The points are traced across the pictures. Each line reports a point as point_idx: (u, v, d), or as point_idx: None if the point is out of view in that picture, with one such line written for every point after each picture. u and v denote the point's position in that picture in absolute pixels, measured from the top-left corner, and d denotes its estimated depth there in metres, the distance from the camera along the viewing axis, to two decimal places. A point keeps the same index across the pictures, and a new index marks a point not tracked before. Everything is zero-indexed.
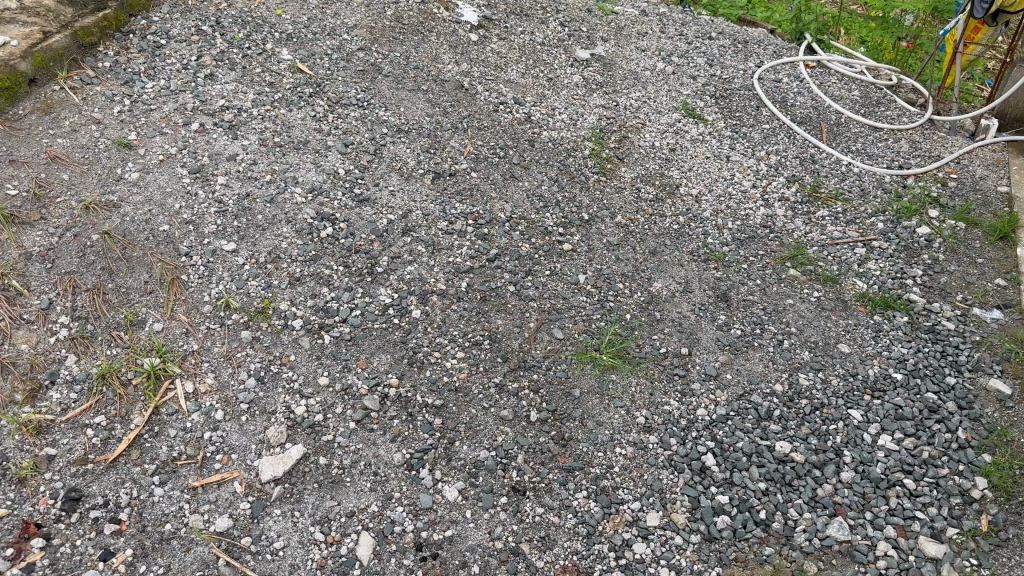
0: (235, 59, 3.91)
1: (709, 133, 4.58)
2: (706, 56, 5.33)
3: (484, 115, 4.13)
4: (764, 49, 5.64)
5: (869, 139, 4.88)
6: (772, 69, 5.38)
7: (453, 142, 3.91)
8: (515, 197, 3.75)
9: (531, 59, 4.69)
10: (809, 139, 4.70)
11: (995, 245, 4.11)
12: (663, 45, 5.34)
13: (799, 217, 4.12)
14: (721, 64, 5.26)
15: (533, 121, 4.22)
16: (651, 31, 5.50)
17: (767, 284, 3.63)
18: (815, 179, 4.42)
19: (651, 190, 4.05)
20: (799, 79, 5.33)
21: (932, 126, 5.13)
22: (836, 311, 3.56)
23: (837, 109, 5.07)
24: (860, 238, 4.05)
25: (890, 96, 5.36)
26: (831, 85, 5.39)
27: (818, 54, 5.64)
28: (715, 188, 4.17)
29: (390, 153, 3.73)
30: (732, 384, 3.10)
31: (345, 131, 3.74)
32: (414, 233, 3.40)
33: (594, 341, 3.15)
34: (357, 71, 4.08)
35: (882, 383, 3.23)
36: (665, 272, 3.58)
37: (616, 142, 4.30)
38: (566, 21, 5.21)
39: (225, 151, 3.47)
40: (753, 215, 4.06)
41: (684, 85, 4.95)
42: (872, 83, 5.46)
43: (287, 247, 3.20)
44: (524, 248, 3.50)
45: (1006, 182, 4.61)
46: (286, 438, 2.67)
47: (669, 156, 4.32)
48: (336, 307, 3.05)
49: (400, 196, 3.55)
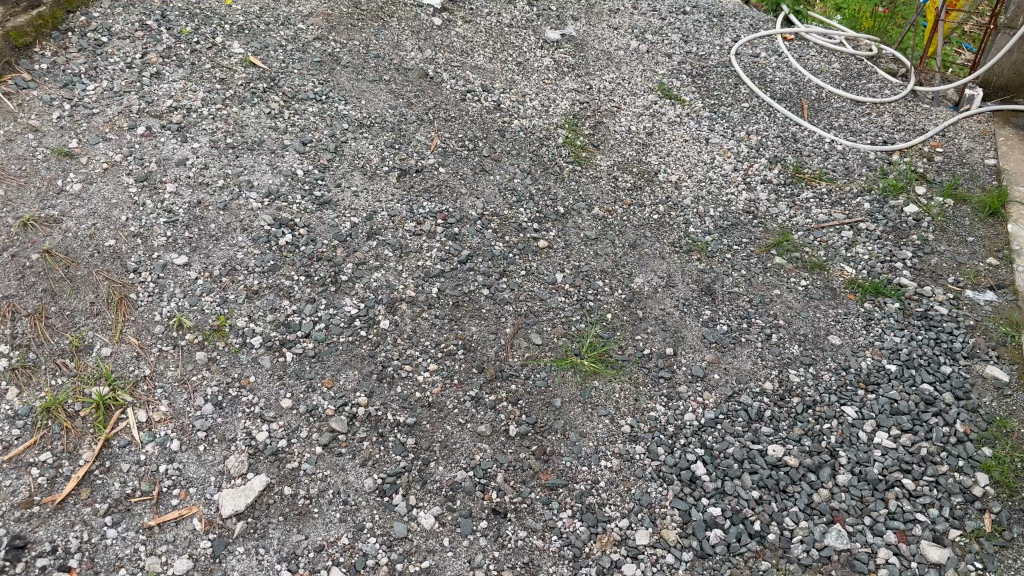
0: (183, 55, 3.68)
1: (687, 114, 4.40)
2: (680, 32, 5.14)
3: (451, 104, 3.93)
4: (740, 22, 5.47)
5: (851, 114, 4.73)
6: (748, 44, 5.19)
7: (419, 136, 3.71)
8: (486, 192, 3.57)
9: (498, 42, 4.48)
10: (791, 116, 4.53)
11: (985, 222, 3.99)
12: (636, 22, 5.14)
13: (783, 200, 3.96)
14: (696, 40, 5.07)
15: (503, 110, 4.03)
16: (623, 7, 5.29)
17: (752, 274, 3.48)
18: (798, 158, 4.27)
19: (628, 179, 3.88)
20: (777, 54, 5.14)
21: (916, 98, 4.99)
22: (825, 300, 3.41)
23: (817, 83, 4.90)
24: (846, 220, 3.90)
25: (871, 68, 5.21)
26: (810, 58, 5.21)
27: (795, 27, 5.45)
28: (694, 174, 4.01)
29: (352, 150, 3.52)
30: (720, 385, 2.95)
31: (302, 128, 3.52)
32: (380, 236, 3.20)
33: (575, 345, 2.99)
34: (314, 62, 3.85)
35: (875, 376, 3.09)
36: (647, 266, 3.42)
37: (590, 128, 4.12)
38: (534, 0, 4.98)
39: (174, 156, 3.25)
40: (735, 201, 3.91)
41: (659, 64, 4.76)
42: (852, 54, 5.30)
43: (244, 257, 3.00)
44: (498, 248, 3.32)
45: (993, 155, 4.48)
46: (247, 467, 2.49)
47: (646, 141, 4.15)
48: (298, 321, 2.86)
49: (365, 196, 3.35)
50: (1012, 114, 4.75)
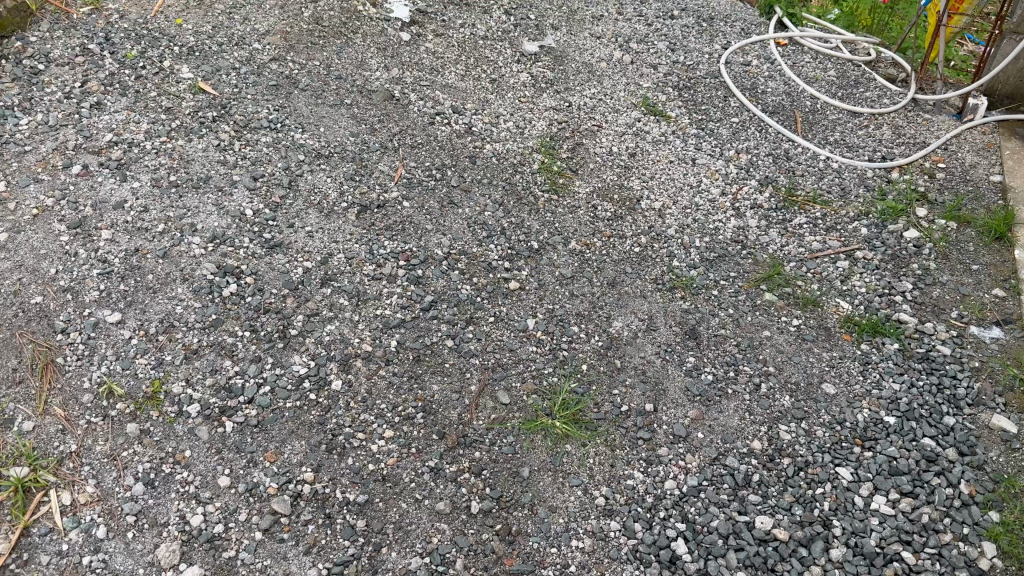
0: (126, 82, 3.42)
1: (672, 132, 4.15)
2: (667, 39, 4.86)
3: (418, 129, 3.67)
4: (731, 26, 5.20)
5: (848, 127, 4.47)
6: (739, 51, 4.91)
7: (382, 166, 3.45)
8: (454, 227, 3.31)
9: (471, 57, 4.21)
10: (783, 132, 4.26)
11: (990, 247, 3.74)
12: (620, 30, 4.86)
13: (774, 227, 3.71)
14: (683, 48, 4.80)
15: (474, 133, 3.77)
16: (607, 13, 5.01)
17: (740, 314, 3.23)
18: (791, 179, 4.02)
19: (609, 207, 3.64)
20: (769, 61, 4.87)
21: (916, 107, 4.73)
22: (818, 341, 3.17)
23: (812, 93, 4.63)
24: (841, 249, 3.65)
25: (869, 75, 4.94)
26: (804, 65, 4.94)
27: (790, 30, 5.17)
28: (679, 200, 3.77)
29: (308, 185, 3.26)
30: (705, 446, 2.71)
31: (254, 161, 3.27)
32: (335, 282, 2.95)
33: (546, 403, 2.74)
34: (270, 86, 3.59)
35: (872, 430, 2.86)
36: (627, 307, 3.17)
37: (568, 151, 3.87)
38: (511, 9, 4.71)
39: (111, 198, 3.00)
40: (723, 229, 3.66)
41: (644, 76, 4.49)
42: (849, 59, 5.03)
43: (184, 312, 2.75)
44: (465, 291, 3.07)
45: (998, 171, 4.23)
46: (179, 557, 2.26)
47: (628, 164, 3.91)
48: (241, 385, 2.62)
49: (320, 236, 3.09)
50: (1019, 124, 4.49)
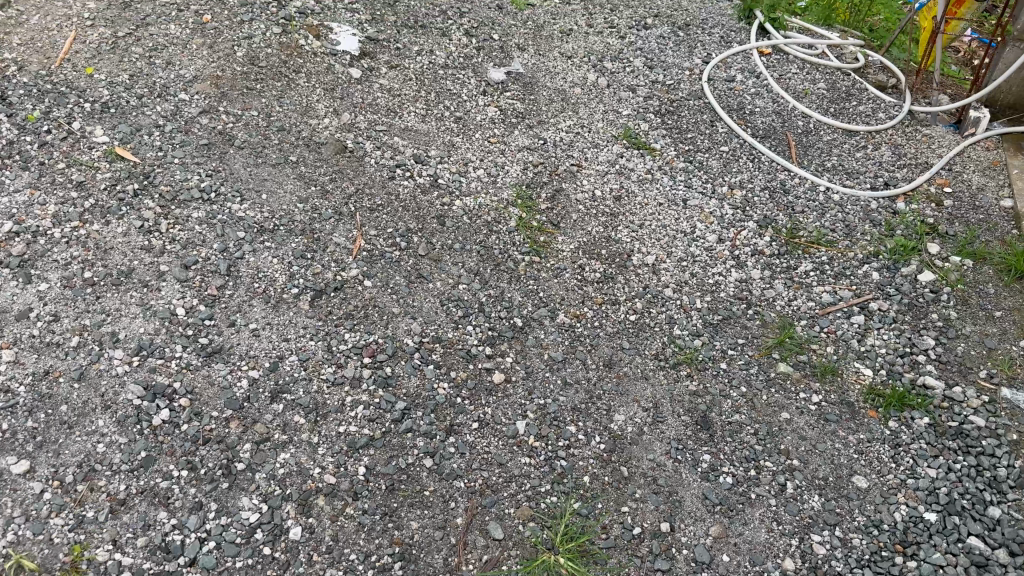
0: (28, 153, 2.91)
1: (658, 168, 3.78)
2: (643, 56, 4.47)
3: (376, 186, 3.21)
4: (710, 34, 4.79)
5: (845, 149, 4.11)
6: (721, 64, 4.51)
7: (338, 236, 2.98)
8: (424, 306, 2.86)
9: (432, 91, 3.75)
10: (777, 160, 3.90)
11: (1011, 288, 3.43)
12: (592, 46, 4.45)
13: (779, 278, 3.36)
14: (661, 64, 4.42)
15: (441, 186, 3.32)
16: (576, 27, 4.59)
17: (754, 393, 2.86)
18: (791, 218, 3.65)
19: (597, 266, 3.24)
20: (754, 75, 4.48)
21: (913, 120, 4.39)
22: (843, 422, 2.82)
23: (803, 111, 4.26)
24: (854, 300, 3.31)
25: (861, 84, 4.58)
26: (791, 77, 4.56)
27: (772, 36, 4.79)
28: (673, 251, 3.39)
29: (251, 268, 2.80)
30: (730, 572, 2.34)
31: (185, 244, 2.80)
32: (289, 393, 2.51)
33: (545, 533, 2.34)
34: (201, 146, 3.10)
35: (913, 533, 2.52)
36: (628, 395, 2.78)
37: (547, 200, 3.46)
38: (471, 28, 4.25)
39: (14, 307, 2.54)
40: (723, 284, 3.29)
41: (623, 102, 4.10)
42: (839, 68, 4.66)
43: (107, 451, 2.30)
44: (443, 391, 2.62)
45: (1007, 193, 3.92)
46: None
47: (613, 210, 3.53)
48: (181, 542, 2.17)
49: (267, 334, 2.64)
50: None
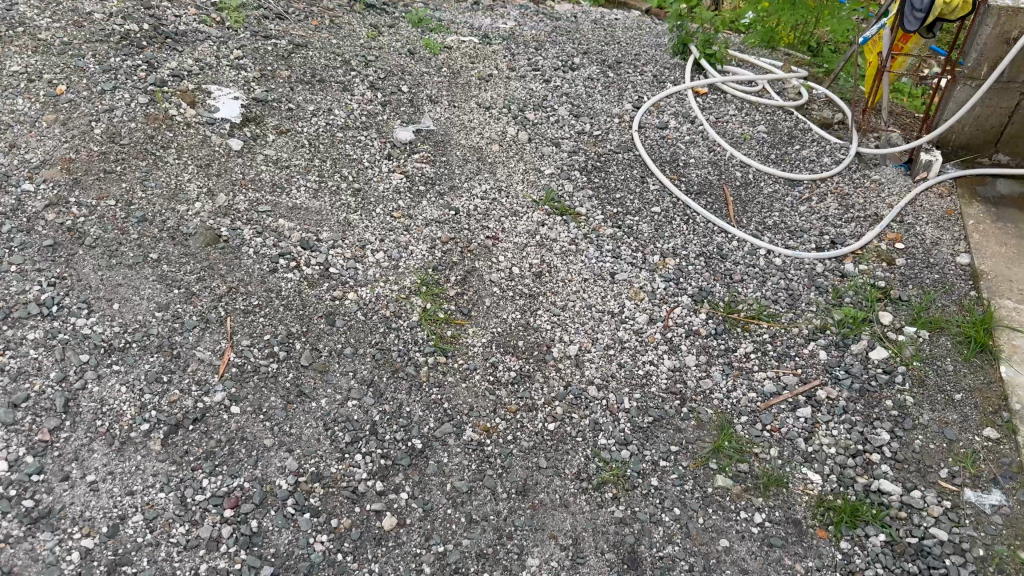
0: None
1: (583, 236, 3.41)
2: (569, 104, 4.14)
3: (253, 282, 2.78)
4: (642, 75, 4.48)
5: (787, 202, 3.79)
6: (652, 109, 4.20)
7: (201, 350, 2.56)
8: (304, 434, 2.44)
9: (327, 158, 3.33)
10: (713, 221, 3.57)
11: (971, 363, 3.11)
12: (513, 94, 4.11)
13: (717, 365, 3.00)
14: (588, 112, 4.09)
15: (331, 275, 2.89)
16: (496, 74, 4.23)
17: (689, 516, 2.50)
18: (730, 289, 3.31)
19: (513, 362, 2.83)
20: (688, 120, 4.16)
21: (861, 164, 4.09)
22: (790, 547, 2.46)
23: (742, 160, 3.94)
24: (800, 388, 2.97)
25: (804, 124, 4.27)
26: (729, 119, 4.24)
27: (708, 74, 4.49)
28: (600, 337, 3.01)
29: (93, 401, 2.38)
30: None
31: (15, 375, 2.38)
32: (129, 567, 2.09)
33: None
34: (44, 248, 2.67)
35: None
36: (544, 529, 2.38)
37: (456, 283, 3.05)
38: (378, 80, 3.86)
39: None
40: (656, 375, 2.92)
41: (545, 158, 3.75)
42: (780, 107, 4.35)
43: None
44: (320, 547, 2.21)
45: (963, 248, 3.62)
46: None
47: (533, 291, 3.14)
48: None
49: (108, 487, 2.22)
50: (978, 181, 3.93)
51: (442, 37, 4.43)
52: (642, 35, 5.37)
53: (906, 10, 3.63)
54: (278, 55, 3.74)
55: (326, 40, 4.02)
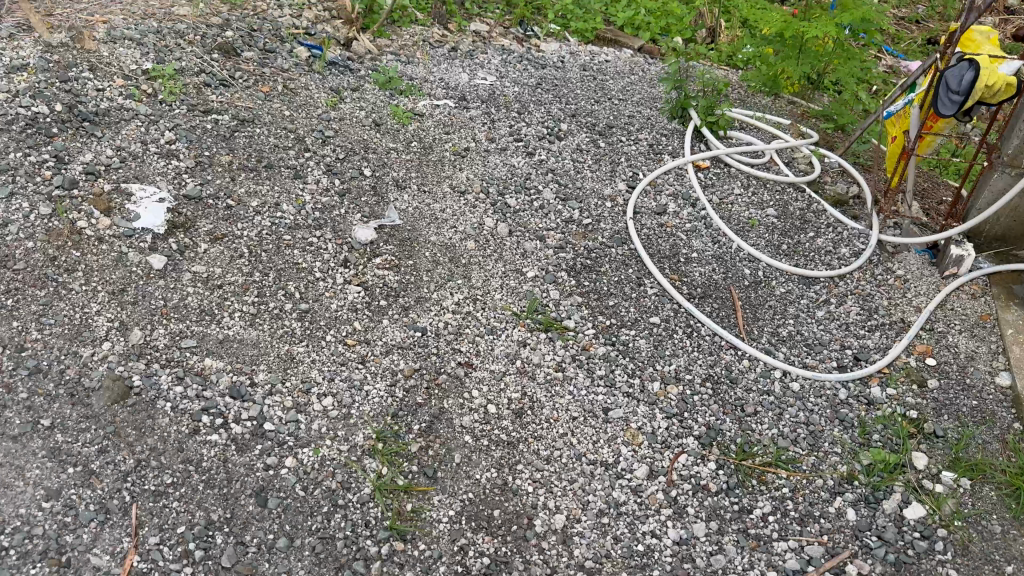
0: None
1: (572, 358, 2.91)
2: (557, 184, 3.67)
3: (169, 452, 2.28)
4: (636, 145, 4.03)
5: (802, 305, 3.34)
6: (649, 188, 3.74)
7: (96, 554, 2.06)
8: None
9: (270, 269, 2.82)
10: (720, 334, 3.09)
11: (1021, 522, 2.66)
12: (491, 173, 3.64)
13: (731, 533, 2.50)
14: (577, 194, 3.64)
15: (267, 434, 2.38)
16: (474, 149, 3.75)
17: None
18: (744, 426, 2.81)
19: (486, 543, 2.32)
20: (689, 201, 3.72)
21: (882, 256, 3.64)
22: None
23: (750, 253, 3.49)
24: (828, 563, 2.48)
25: (818, 205, 3.83)
26: (735, 200, 3.79)
27: (710, 143, 4.05)
28: (591, 500, 2.49)
29: None
30: None
31: None
32: None
33: None
34: None
35: None
36: None
37: (419, 434, 2.52)
38: (336, 162, 3.36)
39: None
40: (658, 551, 2.42)
41: (528, 256, 3.26)
42: (792, 183, 3.91)
43: None
44: None
45: (1002, 364, 3.18)
46: None
47: (513, 437, 2.62)
48: None
49: None
50: (1013, 278, 3.50)
51: (412, 101, 3.95)
52: (636, 90, 4.95)
53: (940, 92, 3.19)
54: (218, 134, 3.24)
55: (278, 110, 3.51)
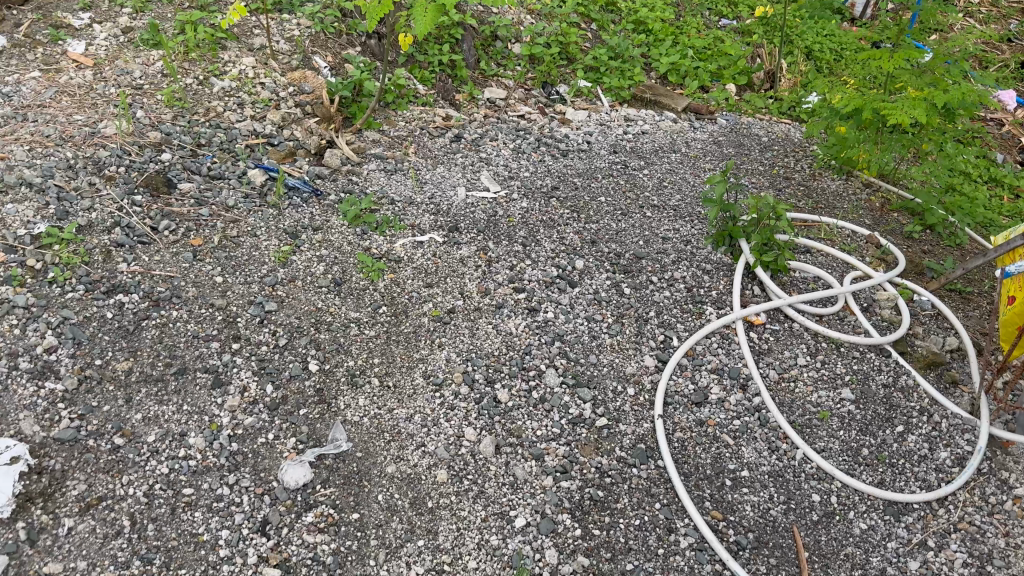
0: None
1: None
2: (564, 359, 2.85)
3: None
4: (672, 290, 3.19)
5: (890, 553, 2.44)
6: (686, 361, 2.89)
7: None
8: None
9: (151, 551, 2.07)
10: None
11: None
12: (479, 347, 2.83)
13: None
14: (591, 373, 2.81)
15: None
16: (458, 309, 2.96)
17: None
18: None
19: None
20: (739, 379, 2.86)
21: (994, 466, 2.74)
22: None
23: (816, 468, 2.63)
24: None
25: (908, 381, 2.96)
26: (799, 374, 2.92)
27: (768, 287, 3.20)
28: None
29: None
30: None
31: None
32: None
33: None
34: None
35: None
36: None
37: None
38: (273, 353, 2.60)
39: None
40: None
41: (519, 489, 2.42)
42: (872, 346, 3.05)
43: None
44: None
45: None
46: None
47: None
48: None
49: None
50: None
51: (388, 240, 3.19)
52: (675, 185, 4.09)
53: None
54: (119, 328, 2.53)
55: (208, 275, 2.78)
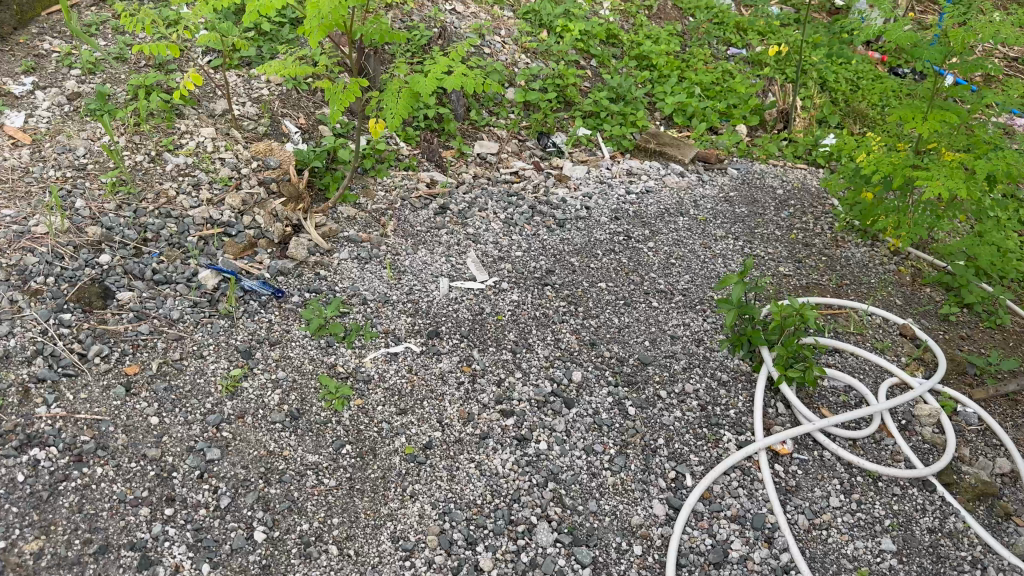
0: None
1: None
2: (558, 505, 2.44)
3: None
4: (682, 410, 2.79)
5: None
6: (701, 507, 2.48)
7: None
8: None
9: None
10: None
11: None
12: (460, 494, 2.42)
13: None
14: (589, 525, 2.40)
15: None
16: (434, 442, 2.56)
17: None
18: None
19: None
20: (761, 529, 2.45)
21: None
22: None
23: None
24: None
25: (956, 523, 2.54)
26: (830, 519, 2.52)
27: (794, 406, 2.80)
28: None
29: None
30: None
31: None
32: None
33: None
34: None
35: None
36: None
37: None
38: (213, 517, 2.22)
39: None
40: None
41: None
42: (913, 477, 2.63)
43: None
44: None
45: None
46: None
47: None
48: None
49: None
50: None
51: (357, 354, 2.79)
52: (683, 262, 3.68)
53: None
54: (31, 496, 2.14)
55: (143, 417, 2.39)
